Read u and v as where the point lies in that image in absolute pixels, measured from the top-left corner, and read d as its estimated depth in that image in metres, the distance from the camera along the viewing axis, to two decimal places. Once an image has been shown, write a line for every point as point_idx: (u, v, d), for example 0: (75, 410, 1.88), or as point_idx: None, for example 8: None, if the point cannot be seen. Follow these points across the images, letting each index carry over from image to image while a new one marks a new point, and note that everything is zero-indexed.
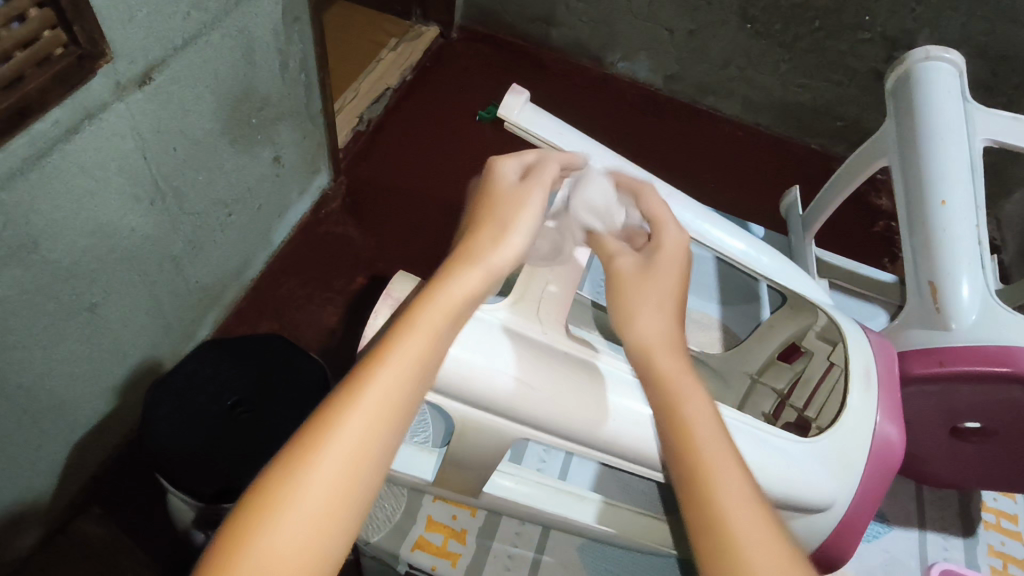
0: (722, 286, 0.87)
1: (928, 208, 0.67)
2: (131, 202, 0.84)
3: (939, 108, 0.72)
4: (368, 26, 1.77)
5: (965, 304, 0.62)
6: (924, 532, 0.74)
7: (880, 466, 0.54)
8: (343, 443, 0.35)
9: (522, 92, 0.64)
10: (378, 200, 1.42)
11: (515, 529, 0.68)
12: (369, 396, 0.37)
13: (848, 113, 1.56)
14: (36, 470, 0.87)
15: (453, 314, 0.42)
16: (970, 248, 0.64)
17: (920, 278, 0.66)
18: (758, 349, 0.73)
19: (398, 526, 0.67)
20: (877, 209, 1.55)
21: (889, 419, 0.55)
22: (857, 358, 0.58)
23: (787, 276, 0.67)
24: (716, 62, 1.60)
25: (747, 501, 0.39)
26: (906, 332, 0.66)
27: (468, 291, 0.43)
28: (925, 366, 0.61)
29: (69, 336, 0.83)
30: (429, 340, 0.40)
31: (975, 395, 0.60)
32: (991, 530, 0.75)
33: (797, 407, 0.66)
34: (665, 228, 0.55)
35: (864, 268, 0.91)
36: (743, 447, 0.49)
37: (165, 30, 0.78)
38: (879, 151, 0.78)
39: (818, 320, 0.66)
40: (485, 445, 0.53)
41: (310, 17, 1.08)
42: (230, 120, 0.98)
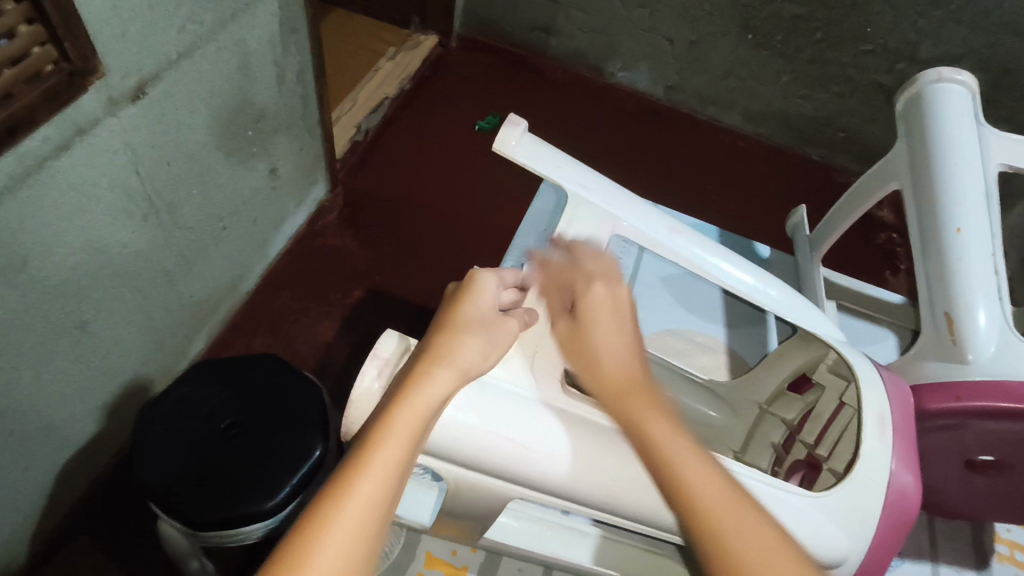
0: (728, 309, 0.85)
1: (943, 236, 0.66)
2: (123, 217, 0.82)
3: (952, 131, 0.71)
4: (366, 35, 1.75)
5: (983, 336, 0.61)
6: (935, 564, 0.73)
7: (896, 519, 0.52)
8: (331, 551, 0.38)
9: (519, 123, 0.59)
10: (375, 213, 1.40)
11: (517, 565, 0.68)
12: (351, 504, 0.40)
13: (850, 124, 1.55)
14: (24, 491, 0.85)
15: (426, 419, 0.44)
16: (988, 278, 0.64)
17: (936, 308, 0.65)
18: (766, 379, 0.72)
19: (396, 563, 0.67)
20: (878, 221, 1.54)
21: (904, 468, 0.53)
22: (872, 403, 0.56)
23: (797, 312, 0.65)
24: (717, 72, 1.59)
25: (713, 484, 0.44)
26: (923, 364, 0.65)
27: (437, 399, 0.45)
28: (941, 401, 0.59)
29: (59, 354, 0.81)
30: (406, 447, 0.43)
31: (989, 429, 0.59)
32: (1005, 563, 0.74)
33: (807, 443, 0.64)
34: (583, 267, 0.58)
35: (872, 288, 0.90)
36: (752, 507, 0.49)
37: (159, 44, 0.76)
38: (890, 173, 0.77)
39: (829, 354, 0.65)
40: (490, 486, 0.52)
41: (308, 28, 1.06)
42: (226, 133, 0.96)
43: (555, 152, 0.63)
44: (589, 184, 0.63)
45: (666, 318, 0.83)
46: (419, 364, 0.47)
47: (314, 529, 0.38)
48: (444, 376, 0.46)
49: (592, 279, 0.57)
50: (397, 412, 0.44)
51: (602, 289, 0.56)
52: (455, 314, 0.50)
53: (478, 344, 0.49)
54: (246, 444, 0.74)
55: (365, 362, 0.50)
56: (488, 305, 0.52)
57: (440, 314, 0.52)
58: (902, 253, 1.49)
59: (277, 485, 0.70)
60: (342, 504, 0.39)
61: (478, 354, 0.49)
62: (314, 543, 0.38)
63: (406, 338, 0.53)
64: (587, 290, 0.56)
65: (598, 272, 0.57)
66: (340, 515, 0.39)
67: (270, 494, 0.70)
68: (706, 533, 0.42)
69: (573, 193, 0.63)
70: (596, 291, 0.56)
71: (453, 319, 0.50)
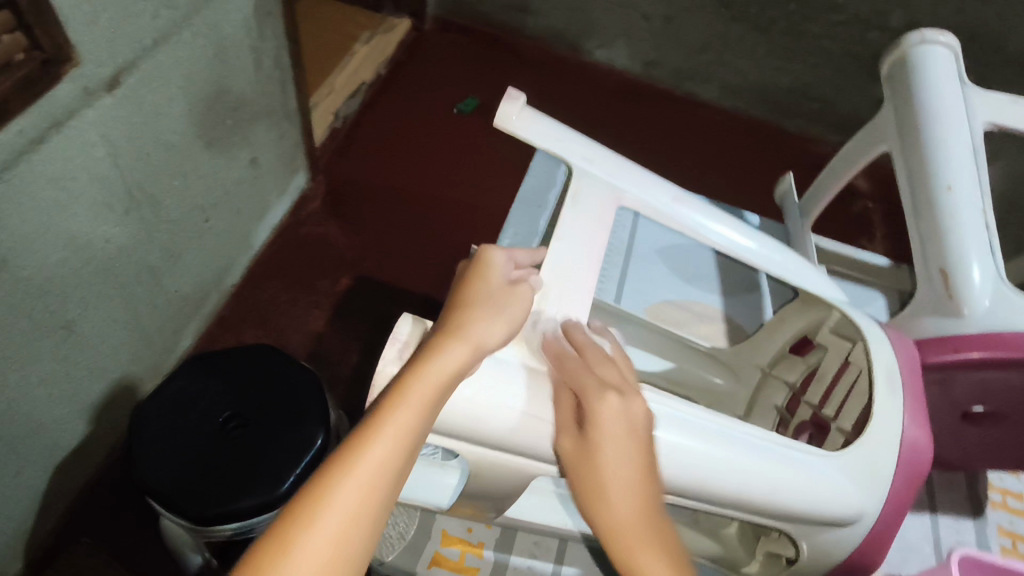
0: (723, 279, 0.87)
1: (935, 193, 0.67)
2: (104, 211, 0.80)
3: (939, 92, 0.72)
4: (339, 19, 1.71)
5: (978, 290, 0.63)
6: (935, 515, 0.76)
7: (909, 472, 0.56)
8: (332, 517, 0.38)
9: (518, 98, 0.59)
10: (360, 200, 1.38)
11: (532, 539, 0.69)
12: (357, 469, 0.39)
13: (824, 95, 1.57)
14: (18, 496, 0.83)
15: (437, 393, 0.44)
16: (979, 233, 0.65)
17: (930, 265, 0.66)
18: (769, 343, 0.73)
19: (412, 544, 0.69)
20: (855, 189, 1.57)
21: (916, 423, 0.57)
22: (882, 361, 0.59)
23: (798, 272, 0.67)
24: (693, 47, 1.59)
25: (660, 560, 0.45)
26: (921, 320, 0.67)
27: (452, 373, 0.45)
28: (940, 353, 0.63)
29: (45, 355, 0.79)
30: (417, 414, 0.43)
31: (983, 381, 0.63)
32: (998, 510, 0.77)
33: (813, 404, 0.66)
34: (603, 403, 0.48)
35: (860, 254, 0.92)
36: (772, 470, 0.52)
37: (133, 30, 0.74)
38: (877, 137, 0.78)
39: (833, 315, 0.66)
40: (514, 467, 0.53)
41: (283, 13, 1.04)
42: (204, 122, 0.94)
43: (556, 127, 0.64)
44: (594, 158, 0.64)
45: (666, 290, 0.84)
46: (436, 340, 0.47)
47: (323, 493, 0.38)
48: (461, 350, 0.46)
49: (607, 405, 0.48)
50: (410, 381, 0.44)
51: (619, 440, 0.48)
52: (472, 288, 0.50)
53: (497, 318, 0.49)
54: (247, 435, 0.73)
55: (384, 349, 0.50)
56: (502, 278, 0.52)
57: (453, 292, 0.51)
58: (879, 220, 1.52)
59: (282, 475, 0.70)
60: (345, 471, 0.39)
61: (496, 331, 0.49)
62: (323, 506, 0.38)
63: (421, 320, 0.52)
64: (583, 356, 0.51)
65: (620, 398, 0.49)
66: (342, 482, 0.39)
67: (275, 484, 0.69)
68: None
69: (577, 166, 0.63)
70: (608, 399, 0.48)
71: (471, 293, 0.50)
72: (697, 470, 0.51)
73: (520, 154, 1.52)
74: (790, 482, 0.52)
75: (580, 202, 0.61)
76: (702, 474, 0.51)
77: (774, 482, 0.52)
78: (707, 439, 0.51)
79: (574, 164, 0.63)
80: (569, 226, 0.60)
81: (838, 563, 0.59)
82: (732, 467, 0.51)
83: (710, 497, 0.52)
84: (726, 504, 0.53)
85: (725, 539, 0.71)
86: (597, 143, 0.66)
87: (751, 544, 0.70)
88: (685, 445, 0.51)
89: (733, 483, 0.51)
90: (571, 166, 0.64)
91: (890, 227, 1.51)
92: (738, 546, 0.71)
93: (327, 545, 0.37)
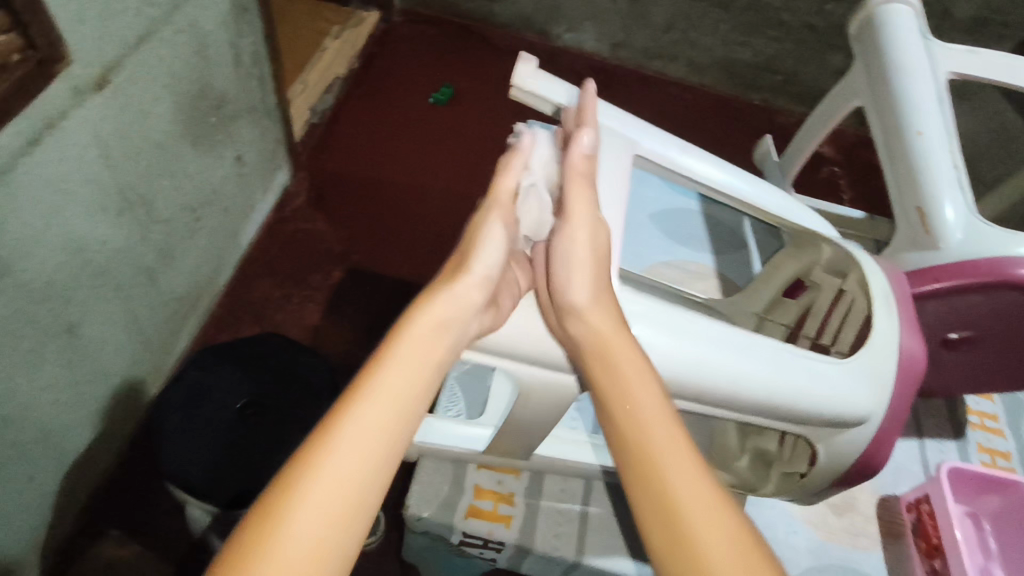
0: (712, 238, 0.99)
1: (907, 139, 0.78)
2: (99, 213, 0.80)
3: (903, 46, 0.83)
4: (308, 15, 1.70)
5: (951, 224, 0.72)
6: (922, 438, 0.82)
7: (906, 377, 0.62)
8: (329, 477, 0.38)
9: (531, 62, 0.64)
10: (344, 193, 1.39)
11: (560, 486, 0.73)
12: (352, 431, 0.40)
13: (786, 67, 1.63)
14: (33, 501, 0.83)
15: (422, 351, 0.46)
16: (949, 170, 0.75)
17: (908, 206, 0.77)
18: (763, 291, 0.83)
19: (447, 499, 0.69)
20: (821, 155, 1.63)
21: (911, 335, 0.63)
22: (877, 283, 0.65)
23: (788, 211, 0.74)
24: (658, 26, 1.63)
25: (692, 476, 0.44)
26: (905, 254, 0.77)
27: (454, 315, 0.49)
28: (922, 284, 0.70)
29: (51, 360, 0.79)
30: (406, 372, 0.44)
31: (959, 305, 0.70)
32: (978, 430, 0.84)
33: (810, 338, 0.74)
34: (577, 303, 0.53)
35: (837, 208, 0.99)
36: (785, 377, 0.57)
37: (119, 29, 0.74)
38: (852, 92, 0.91)
39: (823, 253, 0.74)
40: (557, 388, 0.57)
41: (259, 8, 1.04)
42: (190, 121, 0.94)
43: (570, 88, 0.67)
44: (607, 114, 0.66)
45: (662, 254, 0.95)
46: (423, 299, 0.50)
47: (322, 442, 0.39)
48: (446, 304, 0.49)
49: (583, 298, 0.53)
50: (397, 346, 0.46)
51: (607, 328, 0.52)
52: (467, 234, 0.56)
53: (501, 241, 0.55)
54: (267, 424, 0.74)
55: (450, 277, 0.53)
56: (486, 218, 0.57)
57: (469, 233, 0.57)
58: (845, 183, 1.58)
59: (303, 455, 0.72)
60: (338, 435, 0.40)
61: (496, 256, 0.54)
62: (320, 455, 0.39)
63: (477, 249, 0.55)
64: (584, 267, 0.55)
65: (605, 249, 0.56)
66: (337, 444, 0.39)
67: None
68: (663, 507, 0.42)
69: (592, 121, 0.66)
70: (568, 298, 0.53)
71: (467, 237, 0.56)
72: (728, 378, 0.56)
73: (506, 135, 1.56)
74: (805, 386, 0.57)
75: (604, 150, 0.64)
76: (735, 382, 0.56)
77: (789, 388, 0.57)
78: (742, 351, 0.56)
79: (589, 118, 0.66)
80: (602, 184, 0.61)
81: (849, 468, 0.65)
82: (758, 375, 0.56)
83: (742, 407, 0.58)
84: (755, 412, 0.59)
85: (738, 470, 0.78)
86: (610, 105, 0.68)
87: (764, 473, 0.77)
88: (720, 362, 0.55)
89: (758, 393, 0.57)
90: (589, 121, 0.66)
91: (856, 190, 1.57)
92: (754, 476, 0.78)
93: (326, 493, 0.37)
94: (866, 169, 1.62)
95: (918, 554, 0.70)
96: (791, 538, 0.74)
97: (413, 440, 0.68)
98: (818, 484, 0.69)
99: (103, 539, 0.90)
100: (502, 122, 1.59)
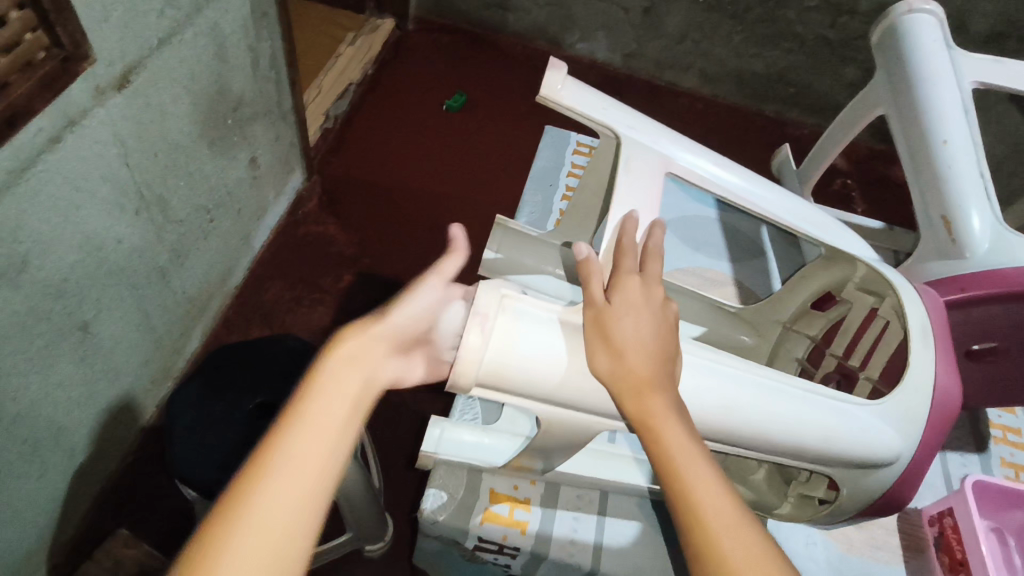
0: (729, 248, 0.99)
1: (933, 148, 0.78)
2: (117, 211, 0.80)
3: (928, 56, 0.83)
4: (323, 23, 1.73)
5: (977, 235, 0.73)
6: (943, 452, 0.81)
7: (940, 415, 0.62)
8: (263, 532, 0.35)
9: (561, 67, 0.62)
10: (356, 197, 1.40)
11: (576, 492, 0.72)
12: (280, 482, 0.37)
13: (799, 79, 1.63)
14: (42, 500, 0.83)
15: (345, 403, 0.41)
16: (975, 181, 0.75)
17: (934, 215, 0.77)
18: (792, 298, 0.83)
19: (463, 502, 0.69)
20: (833, 167, 1.63)
21: (947, 373, 0.63)
22: (915, 316, 0.64)
23: (816, 227, 0.72)
24: (671, 37, 1.64)
25: (726, 513, 0.43)
26: (926, 264, 0.77)
27: (369, 363, 0.43)
28: (950, 293, 0.70)
29: (63, 358, 0.78)
30: (324, 432, 0.40)
31: (986, 316, 0.71)
32: (1000, 444, 0.83)
33: (838, 355, 0.76)
34: (618, 337, 0.49)
35: (857, 218, 0.99)
36: (814, 420, 0.57)
37: (141, 30, 0.75)
38: (875, 101, 0.91)
39: (858, 271, 0.73)
40: (581, 421, 0.56)
41: (277, 13, 1.04)
42: (206, 122, 0.95)
43: (598, 96, 0.65)
44: (635, 125, 0.65)
45: (679, 260, 0.95)
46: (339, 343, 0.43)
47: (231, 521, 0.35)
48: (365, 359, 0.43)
49: (625, 330, 0.50)
50: (321, 374, 0.42)
51: (643, 354, 0.49)
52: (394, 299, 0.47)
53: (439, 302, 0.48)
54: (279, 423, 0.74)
55: (468, 322, 0.49)
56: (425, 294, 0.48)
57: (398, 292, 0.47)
58: (858, 195, 1.57)
59: None
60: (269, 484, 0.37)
61: (427, 309, 0.47)
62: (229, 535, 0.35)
63: (498, 288, 0.51)
64: (621, 307, 0.51)
65: (639, 284, 0.53)
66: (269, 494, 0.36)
67: None
68: (703, 545, 0.42)
69: (622, 134, 0.64)
70: (597, 358, 0.50)
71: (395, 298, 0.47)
72: (757, 417, 0.55)
73: (523, 142, 1.57)
74: (835, 429, 0.57)
75: (633, 167, 0.63)
76: (764, 423, 0.55)
77: (819, 431, 0.57)
78: (771, 394, 0.56)
79: (620, 132, 0.64)
80: (625, 194, 0.62)
81: (874, 501, 0.65)
82: (787, 415, 0.56)
83: (769, 446, 0.57)
84: (782, 452, 0.58)
85: (755, 484, 0.76)
86: (636, 112, 0.67)
87: (781, 488, 0.75)
88: (752, 397, 0.55)
89: (785, 434, 0.56)
90: (617, 132, 0.64)
91: (869, 202, 1.57)
92: (770, 491, 0.76)
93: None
94: (879, 181, 1.61)
95: (941, 568, 0.70)
96: (811, 548, 0.73)
97: (428, 452, 0.66)
98: (839, 515, 0.68)
99: (111, 537, 0.90)
100: (517, 129, 1.59)
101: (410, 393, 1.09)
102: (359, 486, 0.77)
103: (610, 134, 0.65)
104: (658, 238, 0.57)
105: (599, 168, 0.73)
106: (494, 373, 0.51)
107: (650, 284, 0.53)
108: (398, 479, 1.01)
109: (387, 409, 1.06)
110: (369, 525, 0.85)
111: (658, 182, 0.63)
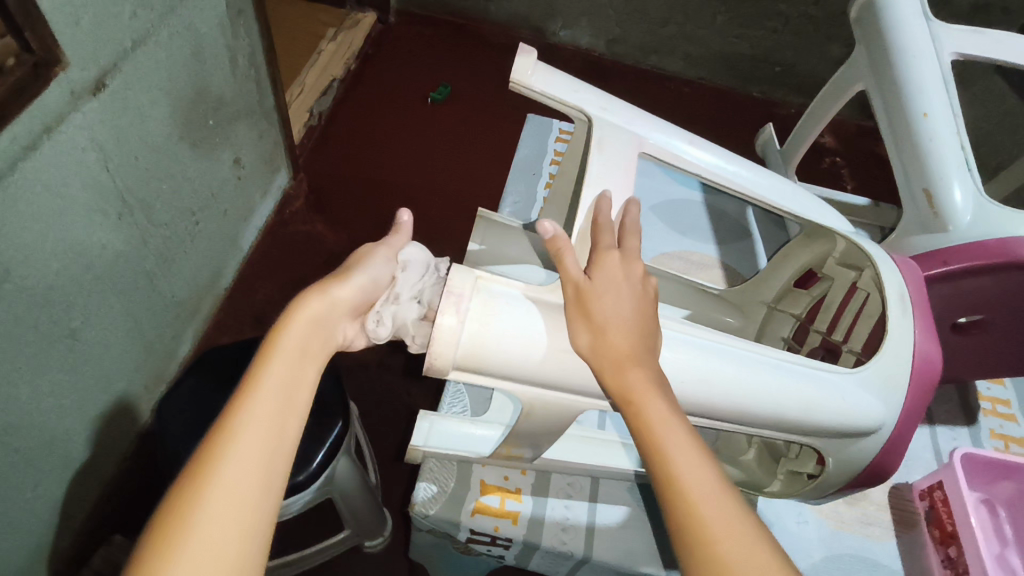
0: (716, 230, 0.99)
1: (913, 121, 0.78)
2: (99, 218, 0.80)
3: (906, 29, 0.82)
4: (304, 18, 1.71)
5: (959, 207, 0.73)
6: (933, 426, 0.82)
7: (923, 381, 0.62)
8: (236, 469, 0.37)
9: (532, 52, 0.61)
10: (342, 193, 1.39)
11: (566, 480, 0.73)
12: (249, 430, 0.38)
13: (785, 58, 1.62)
14: (38, 509, 0.83)
15: (305, 358, 0.44)
16: (956, 153, 0.75)
17: (917, 188, 0.77)
18: (773, 282, 0.84)
19: (453, 496, 0.69)
20: (822, 146, 1.62)
21: (926, 340, 0.63)
22: (892, 284, 0.65)
23: (800, 204, 0.72)
24: (655, 20, 1.62)
25: (710, 485, 0.43)
26: (911, 238, 0.77)
27: (324, 322, 0.46)
28: (931, 267, 0.70)
29: (52, 367, 0.78)
30: (287, 378, 0.42)
31: (970, 286, 0.71)
32: (990, 416, 0.83)
33: (822, 331, 0.76)
34: (600, 314, 0.49)
35: (841, 196, 0.99)
36: (793, 389, 0.57)
37: (114, 32, 0.73)
38: (855, 77, 0.90)
39: (838, 245, 0.74)
40: (562, 403, 0.56)
41: (255, 10, 1.03)
42: (187, 123, 0.94)
43: (569, 79, 0.64)
44: (610, 107, 0.65)
45: (664, 244, 0.96)
46: (296, 306, 0.45)
47: (210, 463, 0.37)
48: (324, 321, 0.46)
49: (606, 306, 0.50)
50: (284, 334, 0.44)
51: (623, 328, 0.49)
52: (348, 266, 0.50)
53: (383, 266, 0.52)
54: None
55: (443, 302, 0.48)
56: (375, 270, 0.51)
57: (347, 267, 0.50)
58: (848, 173, 1.57)
59: (307, 457, 0.69)
60: (221, 457, 0.37)
61: (383, 272, 0.52)
62: (211, 476, 0.36)
63: (472, 268, 0.50)
64: (603, 283, 0.51)
65: (620, 260, 0.53)
66: (234, 447, 0.38)
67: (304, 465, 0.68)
68: (687, 517, 0.42)
69: (596, 116, 0.63)
70: (577, 335, 0.50)
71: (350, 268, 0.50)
72: (738, 393, 0.55)
73: (509, 131, 1.56)
74: (816, 399, 0.57)
75: (607, 149, 0.63)
76: (745, 399, 0.55)
77: (800, 401, 0.57)
78: (754, 369, 0.56)
79: (592, 114, 0.63)
80: (600, 173, 0.61)
81: (859, 473, 0.66)
82: (768, 388, 0.56)
83: (750, 419, 0.57)
84: (765, 425, 0.58)
85: (746, 465, 0.77)
86: (610, 94, 0.66)
87: (771, 467, 0.76)
88: (732, 373, 0.55)
89: (764, 407, 0.56)
90: (590, 115, 0.63)
91: (858, 179, 1.56)
92: (761, 471, 0.76)
93: (227, 518, 0.35)
94: (867, 158, 1.61)
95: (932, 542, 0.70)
96: (803, 527, 0.73)
97: (415, 445, 0.65)
98: (826, 489, 0.69)
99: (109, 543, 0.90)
100: (502, 119, 1.59)
101: (405, 389, 1.09)
102: (353, 484, 0.77)
103: (584, 117, 0.64)
104: (634, 213, 0.57)
105: (576, 154, 0.73)
106: (471, 355, 0.50)
107: (630, 260, 0.53)
108: (394, 474, 1.01)
109: (381, 406, 1.06)
110: (366, 522, 0.85)
111: (636, 167, 0.63)
